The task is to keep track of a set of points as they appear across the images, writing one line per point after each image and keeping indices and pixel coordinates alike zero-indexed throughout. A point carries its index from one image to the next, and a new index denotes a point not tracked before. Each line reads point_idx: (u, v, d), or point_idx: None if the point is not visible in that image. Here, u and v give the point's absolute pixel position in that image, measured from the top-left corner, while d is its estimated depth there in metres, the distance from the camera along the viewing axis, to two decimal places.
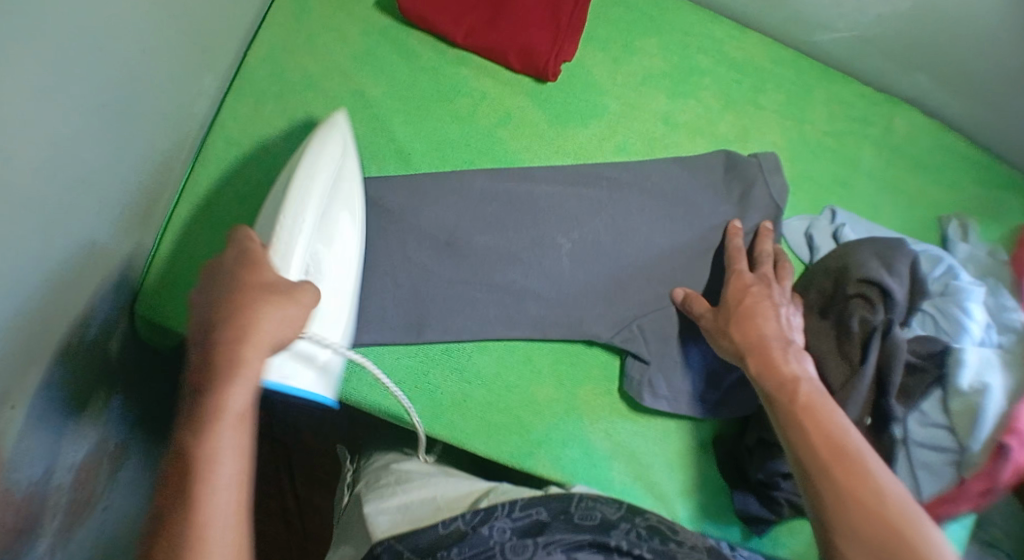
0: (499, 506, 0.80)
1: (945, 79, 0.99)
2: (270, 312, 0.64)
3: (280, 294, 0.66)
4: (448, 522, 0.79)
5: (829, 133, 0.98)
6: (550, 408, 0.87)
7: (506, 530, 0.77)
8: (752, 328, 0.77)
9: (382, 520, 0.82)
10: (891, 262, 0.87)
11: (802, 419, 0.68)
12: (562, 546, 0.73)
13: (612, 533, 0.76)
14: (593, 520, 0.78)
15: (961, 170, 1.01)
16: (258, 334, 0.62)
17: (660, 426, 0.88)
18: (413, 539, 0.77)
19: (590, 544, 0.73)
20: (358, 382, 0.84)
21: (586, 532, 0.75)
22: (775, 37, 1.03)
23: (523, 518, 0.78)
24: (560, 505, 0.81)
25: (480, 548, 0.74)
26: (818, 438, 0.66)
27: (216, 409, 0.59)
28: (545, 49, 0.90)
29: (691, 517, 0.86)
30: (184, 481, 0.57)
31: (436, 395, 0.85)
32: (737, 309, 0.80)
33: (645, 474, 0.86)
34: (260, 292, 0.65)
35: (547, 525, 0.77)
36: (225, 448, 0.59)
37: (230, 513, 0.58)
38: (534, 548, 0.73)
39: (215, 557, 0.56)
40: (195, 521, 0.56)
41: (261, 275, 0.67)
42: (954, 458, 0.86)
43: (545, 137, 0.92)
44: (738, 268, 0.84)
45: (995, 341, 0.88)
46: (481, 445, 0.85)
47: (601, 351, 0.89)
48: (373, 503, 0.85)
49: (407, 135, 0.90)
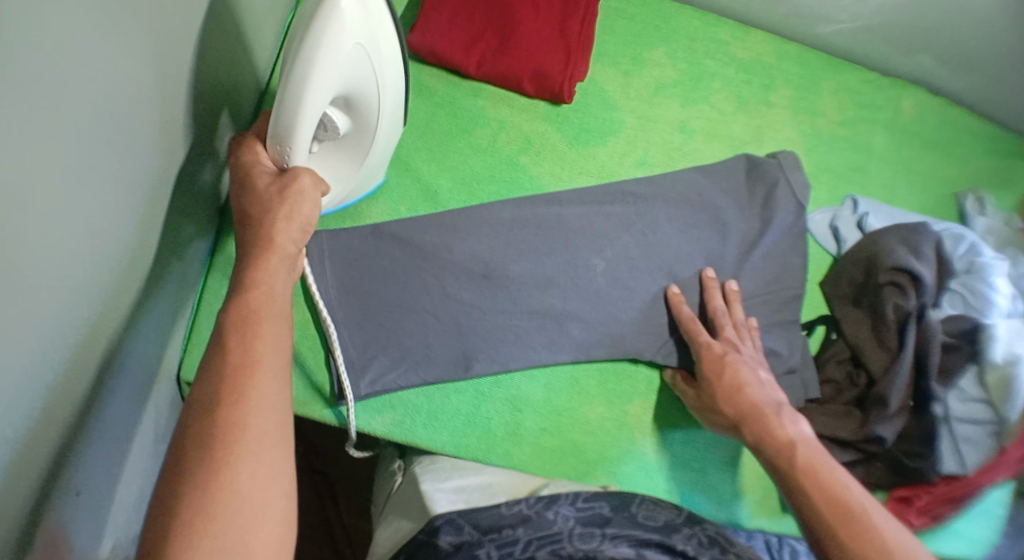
0: (562, 494, 0.81)
1: (949, 57, 1.00)
2: (276, 213, 0.69)
3: (285, 185, 0.70)
4: (511, 504, 0.80)
5: (841, 122, 1.00)
6: (603, 427, 0.89)
7: (569, 518, 0.78)
8: (739, 401, 0.81)
9: (440, 496, 0.80)
10: (918, 247, 0.89)
11: (805, 483, 0.73)
12: (629, 541, 0.75)
13: (676, 535, 0.78)
14: (656, 520, 0.80)
15: (971, 142, 1.03)
16: (275, 222, 0.68)
17: (710, 432, 0.91)
18: (477, 516, 0.77)
19: (656, 544, 0.76)
20: (416, 426, 0.86)
21: (652, 532, 0.77)
22: (776, 33, 1.04)
23: (586, 508, 0.80)
24: (620, 503, 0.82)
25: (546, 532, 0.75)
26: (819, 506, 0.71)
27: (242, 305, 0.64)
28: (559, 72, 0.91)
29: (748, 515, 0.89)
30: (218, 381, 0.60)
31: (489, 427, 0.87)
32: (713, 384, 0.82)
33: (700, 479, 0.89)
34: (267, 189, 0.70)
35: (612, 519, 0.78)
36: (252, 394, 0.60)
37: (266, 391, 0.61)
38: (602, 540, 0.74)
39: (254, 426, 0.59)
40: (228, 402, 0.59)
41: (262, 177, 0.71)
42: (994, 429, 0.89)
43: (567, 159, 0.92)
44: (700, 340, 0.85)
45: (1020, 309, 0.91)
46: (541, 471, 0.87)
47: (644, 365, 0.91)
48: (428, 480, 0.83)
49: (431, 172, 0.91)
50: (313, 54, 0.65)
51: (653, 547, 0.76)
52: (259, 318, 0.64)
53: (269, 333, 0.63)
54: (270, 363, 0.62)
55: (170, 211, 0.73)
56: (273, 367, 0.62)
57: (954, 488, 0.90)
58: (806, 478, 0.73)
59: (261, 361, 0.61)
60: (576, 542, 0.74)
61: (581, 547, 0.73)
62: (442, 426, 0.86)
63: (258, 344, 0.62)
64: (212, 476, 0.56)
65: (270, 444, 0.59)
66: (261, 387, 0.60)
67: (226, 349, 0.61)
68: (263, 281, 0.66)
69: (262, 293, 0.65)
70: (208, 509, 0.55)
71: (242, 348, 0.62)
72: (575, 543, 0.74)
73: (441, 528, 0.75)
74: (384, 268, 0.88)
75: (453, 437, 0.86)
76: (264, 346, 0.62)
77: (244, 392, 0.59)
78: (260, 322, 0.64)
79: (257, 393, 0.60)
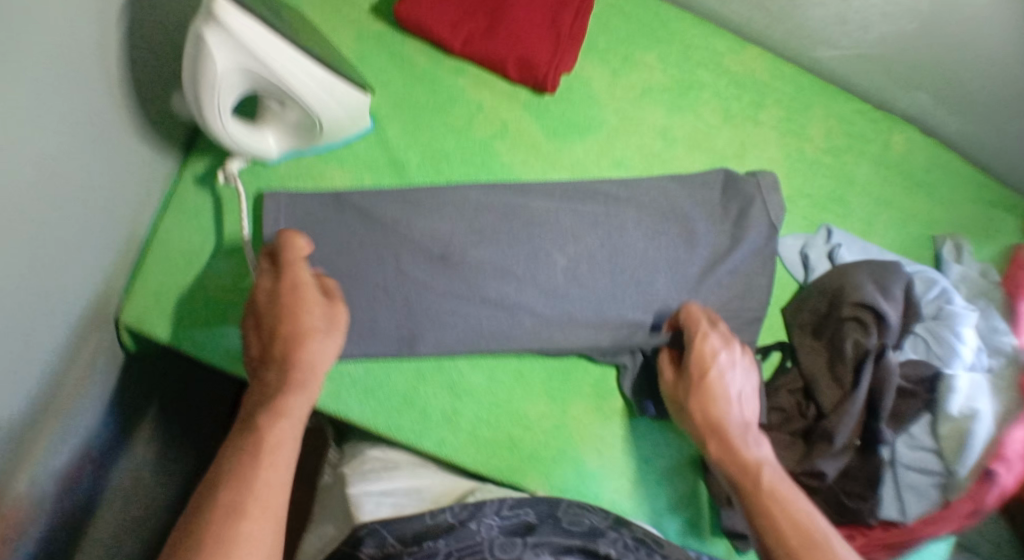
0: (489, 500, 0.80)
1: (947, 97, 0.99)
2: (308, 315, 0.74)
3: (329, 298, 0.76)
4: (436, 513, 0.79)
5: (827, 150, 0.98)
6: (541, 425, 0.87)
7: (493, 527, 0.77)
8: (713, 414, 0.79)
9: (367, 504, 0.82)
10: (886, 285, 0.87)
11: (769, 509, 0.72)
12: (550, 549, 0.75)
13: (601, 540, 0.77)
14: (581, 525, 0.78)
15: (958, 188, 1.01)
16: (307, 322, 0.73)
17: (651, 444, 0.89)
18: (401, 527, 0.78)
19: (579, 550, 0.76)
20: (350, 398, 0.84)
21: (575, 538, 0.76)
22: (776, 51, 1.03)
23: (511, 518, 0.78)
24: (548, 508, 0.80)
25: (467, 543, 0.75)
26: (777, 530, 0.71)
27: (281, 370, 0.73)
28: (544, 60, 0.91)
29: (678, 532, 0.87)
30: (255, 426, 0.70)
31: (426, 411, 0.85)
32: (696, 388, 0.80)
33: (635, 489, 0.87)
34: (317, 308, 0.75)
35: (536, 528, 0.77)
36: (264, 470, 0.67)
37: (291, 449, 0.70)
38: (523, 549, 0.74)
39: (273, 457, 0.68)
40: (266, 423, 0.70)
41: (306, 297, 0.74)
42: (940, 481, 0.88)
43: (542, 150, 0.92)
44: (697, 330, 0.82)
45: (985, 364, 0.90)
46: (471, 461, 0.84)
47: (594, 367, 0.89)
48: (357, 485, 0.85)
49: (401, 145, 0.90)
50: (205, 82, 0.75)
51: (575, 553, 0.76)
52: (299, 388, 0.72)
53: (298, 406, 0.71)
54: (288, 424, 0.70)
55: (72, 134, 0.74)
56: (285, 444, 0.70)
57: (892, 535, 0.88)
58: (764, 501, 0.73)
59: (273, 446, 0.69)
60: (496, 552, 0.74)
61: (500, 557, 0.73)
62: (377, 403, 0.84)
63: (287, 419, 0.70)
64: (235, 497, 0.66)
65: (267, 512, 0.66)
66: (272, 462, 0.68)
67: (264, 385, 0.73)
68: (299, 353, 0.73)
69: (289, 369, 0.72)
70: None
71: (269, 423, 0.70)
72: (494, 553, 0.73)
73: (364, 539, 0.77)
74: (339, 236, 0.86)
75: (387, 414, 0.84)
76: (285, 426, 0.70)
77: (265, 460, 0.68)
78: (288, 411, 0.71)
79: (266, 471, 0.68)
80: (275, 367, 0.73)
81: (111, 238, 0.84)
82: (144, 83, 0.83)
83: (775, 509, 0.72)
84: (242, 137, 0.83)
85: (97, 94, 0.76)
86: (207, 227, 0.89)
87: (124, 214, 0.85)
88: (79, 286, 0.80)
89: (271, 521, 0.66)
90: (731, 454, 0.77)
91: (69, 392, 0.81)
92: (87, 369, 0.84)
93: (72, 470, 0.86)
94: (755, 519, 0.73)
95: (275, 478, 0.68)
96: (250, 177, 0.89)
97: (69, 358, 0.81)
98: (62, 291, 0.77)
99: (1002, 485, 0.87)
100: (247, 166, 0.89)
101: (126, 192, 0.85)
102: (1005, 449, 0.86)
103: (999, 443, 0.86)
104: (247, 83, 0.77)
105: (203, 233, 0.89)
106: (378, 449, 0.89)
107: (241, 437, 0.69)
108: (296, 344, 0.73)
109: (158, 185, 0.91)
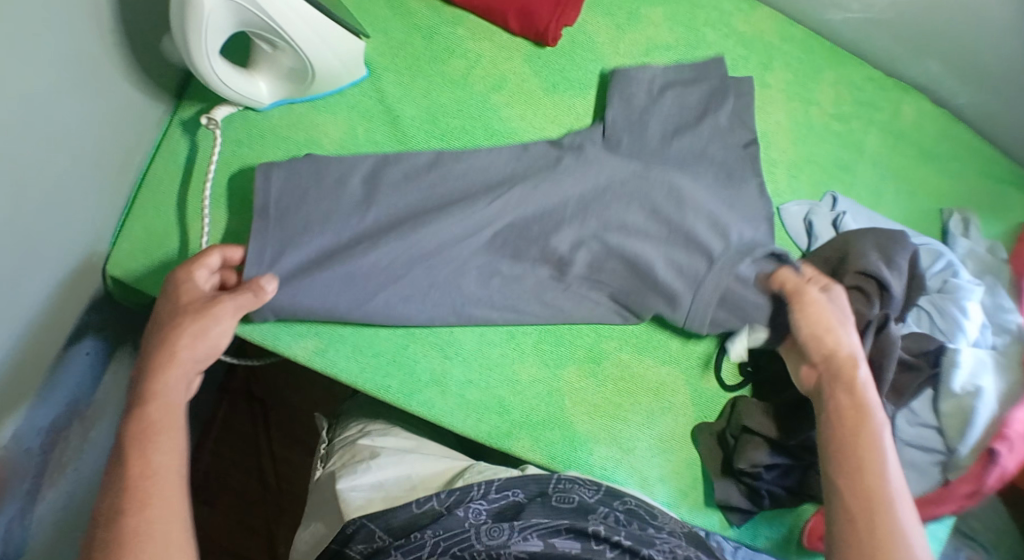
0: (476, 484, 0.80)
1: (959, 67, 0.96)
2: (220, 316, 0.71)
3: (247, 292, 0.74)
4: (423, 501, 0.79)
5: (835, 117, 0.97)
6: (533, 387, 0.85)
7: (481, 512, 0.77)
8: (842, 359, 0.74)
9: (354, 498, 0.82)
10: (890, 255, 0.83)
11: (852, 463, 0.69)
12: (539, 531, 0.73)
13: (590, 517, 0.75)
14: (570, 503, 0.77)
15: (966, 161, 0.98)
16: (232, 300, 0.73)
17: (644, 409, 0.87)
18: (389, 518, 0.78)
19: (567, 529, 0.73)
20: (336, 353, 0.83)
21: (563, 518, 0.74)
22: (786, 13, 1.01)
23: (498, 500, 0.78)
24: (538, 487, 0.80)
25: (454, 531, 0.74)
26: (861, 490, 0.68)
27: (198, 318, 0.71)
28: (546, 13, 0.90)
29: (669, 502, 0.85)
30: (153, 382, 0.68)
31: (414, 372, 0.84)
32: (813, 338, 0.76)
33: (627, 458, 0.85)
34: (212, 302, 0.72)
35: (524, 508, 0.77)
36: (157, 420, 0.66)
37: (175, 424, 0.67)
38: (509, 533, 0.73)
39: (164, 433, 0.66)
40: (159, 389, 0.68)
41: (212, 320, 0.71)
42: (942, 459, 0.85)
43: (540, 105, 0.91)
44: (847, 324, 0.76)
45: (989, 342, 0.86)
46: (459, 423, 0.83)
47: (588, 331, 0.87)
48: (344, 480, 0.85)
49: (396, 95, 0.89)
50: (195, 26, 0.73)
51: (564, 533, 0.73)
52: (168, 376, 0.69)
53: (181, 373, 0.69)
54: (170, 474, 0.65)
55: (62, 78, 0.72)
56: (171, 425, 0.67)
57: None
58: (856, 469, 0.69)
59: (155, 494, 0.63)
60: (483, 539, 0.72)
61: (488, 544, 0.72)
62: (366, 360, 0.83)
63: (190, 353, 0.70)
64: (122, 499, 0.62)
65: (162, 524, 0.62)
66: (163, 450, 0.65)
67: (122, 465, 0.64)
68: (191, 340, 0.70)
69: (165, 372, 0.69)
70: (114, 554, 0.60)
71: (150, 411, 0.67)
72: (481, 540, 0.72)
73: (353, 536, 0.78)
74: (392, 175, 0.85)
75: (375, 374, 0.83)
76: (201, 334, 0.70)
77: (144, 517, 0.62)
78: (162, 430, 0.66)
79: (169, 433, 0.66)
80: (166, 340, 0.70)
81: (106, 180, 0.82)
82: (142, 25, 0.81)
83: (880, 538, 0.66)
84: (235, 82, 0.81)
85: (97, 34, 0.75)
86: (200, 173, 0.88)
87: (117, 158, 0.83)
88: (69, 231, 0.78)
89: (173, 462, 0.65)
90: (851, 462, 0.70)
91: (55, 343, 0.80)
92: (76, 317, 0.83)
93: (57, 428, 0.83)
94: (847, 520, 0.67)
95: (158, 531, 0.62)
96: (244, 124, 0.86)
97: (62, 306, 0.80)
98: (52, 233, 0.75)
99: (1004, 468, 0.81)
100: (237, 114, 0.86)
101: (120, 136, 0.83)
102: (1008, 429, 0.81)
103: (1000, 423, 0.82)
104: (236, 23, 0.75)
105: (196, 179, 0.87)
106: (368, 438, 0.91)
107: (118, 504, 0.62)
108: (207, 308, 0.71)
109: (156, 124, 0.88)
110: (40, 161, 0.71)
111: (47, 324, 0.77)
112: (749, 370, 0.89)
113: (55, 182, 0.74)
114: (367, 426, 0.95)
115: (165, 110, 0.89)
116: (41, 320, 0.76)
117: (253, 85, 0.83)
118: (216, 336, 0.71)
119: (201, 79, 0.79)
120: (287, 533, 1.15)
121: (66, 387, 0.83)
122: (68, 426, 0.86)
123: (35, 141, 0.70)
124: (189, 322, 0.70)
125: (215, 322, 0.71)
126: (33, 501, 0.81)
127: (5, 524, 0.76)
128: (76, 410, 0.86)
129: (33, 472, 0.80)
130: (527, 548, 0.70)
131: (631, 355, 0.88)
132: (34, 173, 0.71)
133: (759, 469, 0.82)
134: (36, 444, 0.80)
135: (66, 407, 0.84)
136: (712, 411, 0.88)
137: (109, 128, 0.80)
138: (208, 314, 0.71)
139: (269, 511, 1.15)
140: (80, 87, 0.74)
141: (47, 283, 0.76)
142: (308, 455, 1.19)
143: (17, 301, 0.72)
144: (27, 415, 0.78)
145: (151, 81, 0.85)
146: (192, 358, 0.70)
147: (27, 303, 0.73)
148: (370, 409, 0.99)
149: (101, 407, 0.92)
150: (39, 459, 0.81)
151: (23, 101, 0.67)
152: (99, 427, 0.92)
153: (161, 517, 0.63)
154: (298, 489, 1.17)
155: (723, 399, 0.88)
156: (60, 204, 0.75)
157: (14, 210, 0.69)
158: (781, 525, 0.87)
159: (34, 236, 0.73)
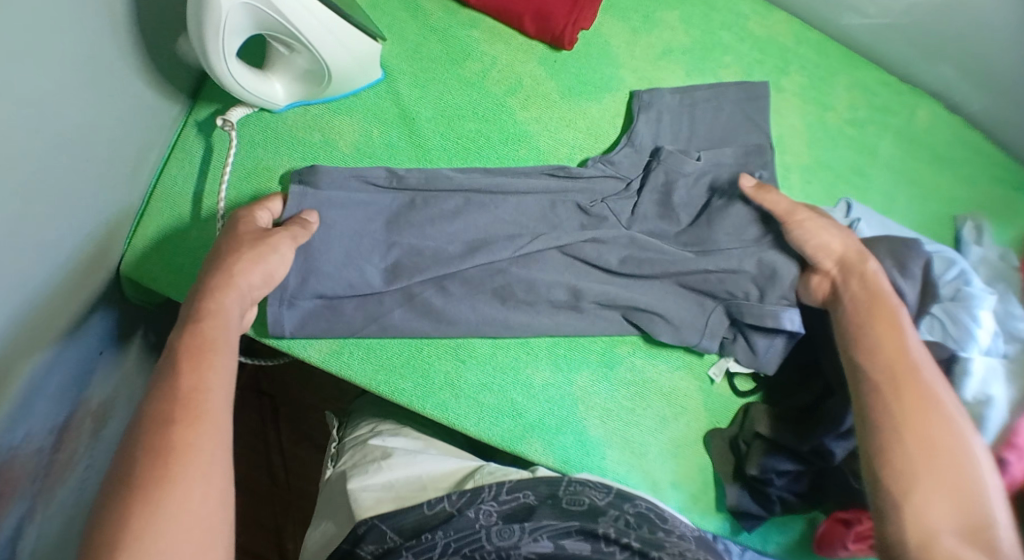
0: (487, 486, 0.80)
1: (973, 74, 0.96)
2: (280, 239, 0.74)
3: (297, 225, 0.76)
4: (434, 502, 0.80)
5: (850, 122, 0.96)
6: (545, 391, 0.85)
7: (491, 513, 0.77)
8: (851, 254, 0.79)
9: (365, 498, 0.82)
10: (904, 262, 0.84)
11: (875, 332, 0.74)
12: (549, 532, 0.73)
13: (600, 519, 0.75)
14: (581, 505, 0.77)
15: (980, 167, 0.98)
16: (288, 231, 0.75)
17: (658, 414, 0.87)
18: (399, 519, 0.78)
19: (577, 530, 0.73)
20: (350, 356, 0.83)
21: (574, 519, 0.75)
22: (803, 18, 1.01)
23: (509, 502, 0.78)
24: (549, 489, 0.80)
25: (464, 532, 0.74)
26: (886, 358, 0.73)
27: (255, 238, 0.73)
28: (562, 15, 0.89)
29: (681, 506, 0.86)
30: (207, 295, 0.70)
31: (428, 375, 0.84)
32: (819, 247, 0.79)
33: (640, 461, 0.85)
34: (269, 232, 0.75)
35: (535, 510, 0.77)
36: (212, 335, 0.68)
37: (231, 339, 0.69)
38: (520, 534, 0.73)
39: (218, 346, 0.67)
40: (210, 305, 0.69)
41: (273, 242, 0.74)
42: None
43: (555, 108, 0.91)
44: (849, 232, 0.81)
45: (1001, 350, 0.85)
46: (472, 426, 0.83)
47: (602, 336, 0.88)
48: (354, 480, 0.85)
49: (411, 98, 0.89)
50: (213, 29, 0.73)
51: (574, 534, 0.73)
52: (228, 291, 0.70)
53: (239, 286, 0.71)
54: (218, 394, 0.65)
55: (78, 78, 0.71)
56: (226, 338, 0.68)
57: None
58: (878, 334, 0.74)
59: (205, 405, 0.64)
60: (494, 540, 0.73)
61: (498, 544, 0.73)
62: (381, 363, 0.84)
63: (247, 273, 0.72)
64: (172, 407, 0.63)
65: (211, 433, 0.62)
66: (216, 360, 0.66)
67: (173, 374, 0.65)
68: (244, 260, 0.71)
69: (221, 289, 0.70)
70: (162, 460, 0.60)
71: (206, 324, 0.68)
72: (493, 540, 0.73)
73: (364, 536, 0.77)
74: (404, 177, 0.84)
75: (388, 376, 0.83)
76: (257, 255, 0.72)
77: (193, 430, 0.62)
78: (214, 347, 0.67)
79: (223, 351, 0.67)
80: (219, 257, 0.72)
81: (121, 180, 0.82)
82: (158, 25, 0.81)
83: (909, 395, 0.70)
84: (252, 84, 0.81)
85: (113, 35, 0.75)
86: (214, 173, 0.88)
87: (131, 159, 0.83)
88: (84, 232, 0.78)
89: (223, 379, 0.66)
90: (876, 338, 0.74)
91: (68, 342, 0.80)
92: (89, 317, 0.83)
93: (69, 426, 0.84)
94: (879, 387, 0.72)
95: (205, 443, 0.62)
96: (259, 126, 0.86)
97: (74, 304, 0.80)
98: (67, 232, 0.75)
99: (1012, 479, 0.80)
100: (252, 114, 0.86)
101: (134, 136, 0.82)
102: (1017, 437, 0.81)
103: (1011, 431, 0.82)
104: (253, 26, 0.75)
105: (210, 179, 0.87)
106: (378, 438, 0.91)
107: (167, 414, 0.62)
108: (261, 236, 0.74)
109: (171, 122, 0.88)
110: (55, 162, 0.71)
111: (58, 324, 0.77)
112: (761, 378, 0.89)
113: (71, 183, 0.74)
114: (377, 426, 0.95)
115: (180, 108, 0.89)
116: (53, 320, 0.76)
117: (269, 86, 0.83)
118: (279, 260, 0.74)
119: (218, 81, 0.79)
120: (295, 529, 1.16)
121: (78, 385, 0.84)
122: (80, 423, 0.86)
123: (50, 142, 0.70)
124: (248, 247, 0.72)
125: (273, 252, 0.73)
126: (44, 499, 0.81)
127: (14, 522, 0.76)
128: (88, 408, 0.87)
129: (44, 470, 0.80)
130: (538, 550, 0.71)
131: (645, 359, 0.88)
132: (47, 174, 0.71)
133: (770, 475, 0.83)
134: (48, 442, 0.80)
135: (77, 405, 0.84)
136: (725, 417, 0.88)
137: (125, 127, 0.80)
138: (274, 239, 0.74)
139: (277, 506, 1.16)
140: (98, 90, 0.74)
141: (60, 283, 0.76)
142: (317, 452, 1.19)
143: (30, 301, 0.72)
144: (40, 414, 0.78)
145: (166, 81, 0.85)
146: (250, 282, 0.72)
147: (40, 303, 0.73)
148: (381, 409, 0.99)
149: (113, 405, 0.92)
150: (51, 458, 0.81)
151: (38, 102, 0.67)
152: (111, 424, 0.92)
153: (211, 427, 0.63)
154: (306, 485, 1.17)
155: (735, 405, 0.89)
156: (75, 204, 0.75)
157: (28, 212, 0.69)
158: (791, 532, 0.88)
159: (47, 238, 0.73)
